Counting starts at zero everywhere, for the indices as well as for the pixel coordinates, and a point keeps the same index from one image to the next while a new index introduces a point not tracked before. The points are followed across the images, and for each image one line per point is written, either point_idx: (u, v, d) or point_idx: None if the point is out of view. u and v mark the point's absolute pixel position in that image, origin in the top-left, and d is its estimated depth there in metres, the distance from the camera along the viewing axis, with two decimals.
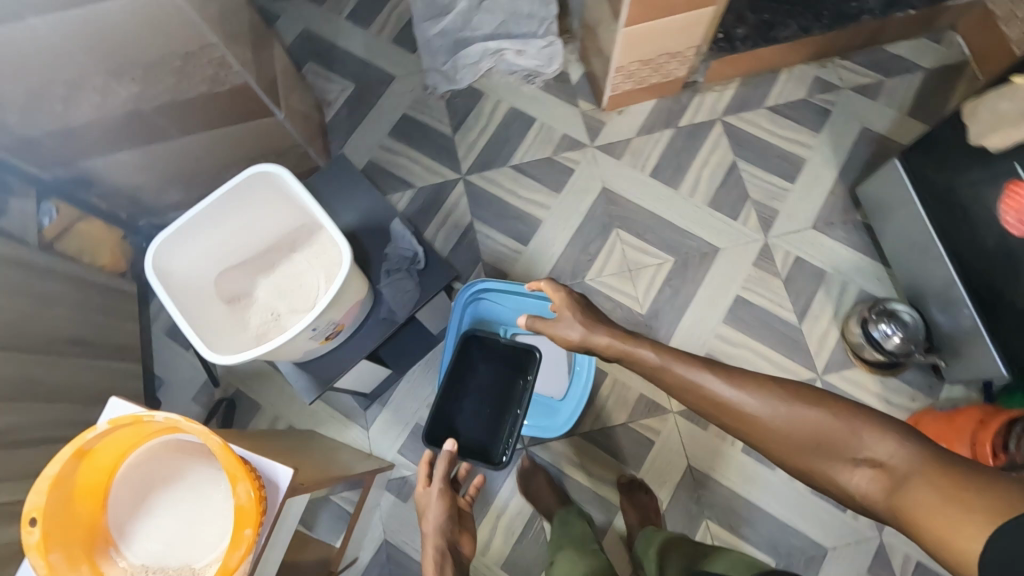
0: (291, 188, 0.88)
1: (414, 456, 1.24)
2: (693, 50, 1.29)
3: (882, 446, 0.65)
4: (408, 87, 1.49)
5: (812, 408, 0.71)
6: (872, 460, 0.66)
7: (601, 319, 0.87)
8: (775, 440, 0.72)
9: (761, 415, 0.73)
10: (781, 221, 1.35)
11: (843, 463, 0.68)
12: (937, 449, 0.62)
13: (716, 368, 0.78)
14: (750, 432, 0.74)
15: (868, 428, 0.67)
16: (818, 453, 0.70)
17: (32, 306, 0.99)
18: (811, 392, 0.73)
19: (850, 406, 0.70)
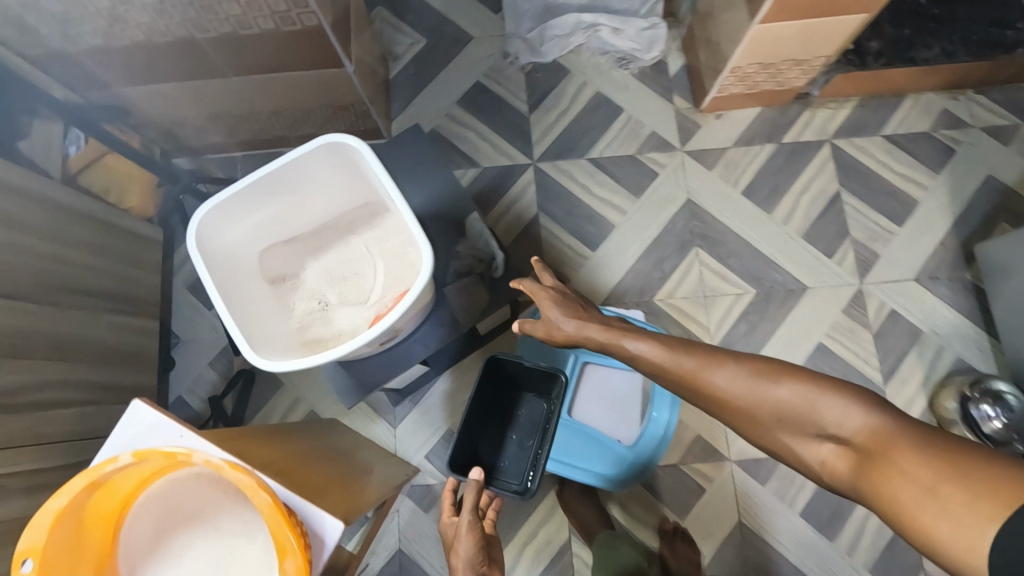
0: (362, 162, 0.75)
1: (441, 464, 1.13)
2: (821, 60, 1.13)
3: (848, 420, 0.54)
4: (486, 51, 1.33)
5: (774, 382, 0.60)
6: (837, 436, 0.55)
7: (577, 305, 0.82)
8: (741, 421, 0.63)
9: (722, 390, 0.63)
10: (880, 267, 1.21)
11: (804, 439, 0.58)
12: (908, 423, 0.51)
13: (675, 345, 0.70)
14: (715, 409, 0.65)
15: (828, 397, 0.56)
16: (780, 430, 0.59)
17: (46, 248, 0.86)
18: (774, 361, 0.62)
19: (813, 375, 0.59)
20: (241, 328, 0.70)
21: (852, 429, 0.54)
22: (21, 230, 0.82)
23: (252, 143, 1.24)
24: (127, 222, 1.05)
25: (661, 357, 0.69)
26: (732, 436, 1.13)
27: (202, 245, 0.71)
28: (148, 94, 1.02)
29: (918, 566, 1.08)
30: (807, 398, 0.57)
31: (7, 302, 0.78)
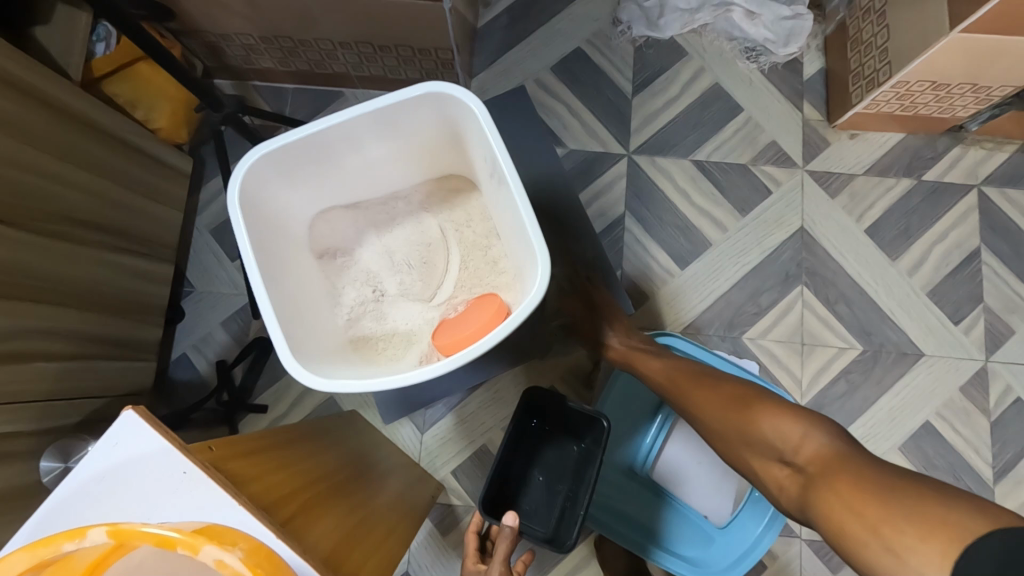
0: (461, 125, 0.58)
1: (469, 484, 0.98)
2: (1006, 89, 0.93)
3: (805, 445, 0.56)
4: (594, 13, 1.13)
5: (750, 409, 0.63)
6: (794, 458, 0.57)
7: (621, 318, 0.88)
8: (723, 444, 0.66)
9: (705, 406, 0.68)
10: (1013, 345, 1.02)
11: (766, 461, 0.60)
12: (860, 454, 0.52)
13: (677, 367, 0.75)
14: (699, 427, 0.69)
15: (791, 421, 0.59)
16: (748, 451, 0.62)
17: (45, 162, 0.69)
18: (756, 394, 0.65)
19: (786, 406, 0.61)
20: (284, 319, 0.54)
21: (809, 453, 0.56)
22: (15, 133, 0.65)
23: (308, 75, 1.06)
24: (150, 146, 0.87)
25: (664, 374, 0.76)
26: None
27: (248, 202, 0.55)
28: None
29: None
30: (775, 423, 0.60)
31: None
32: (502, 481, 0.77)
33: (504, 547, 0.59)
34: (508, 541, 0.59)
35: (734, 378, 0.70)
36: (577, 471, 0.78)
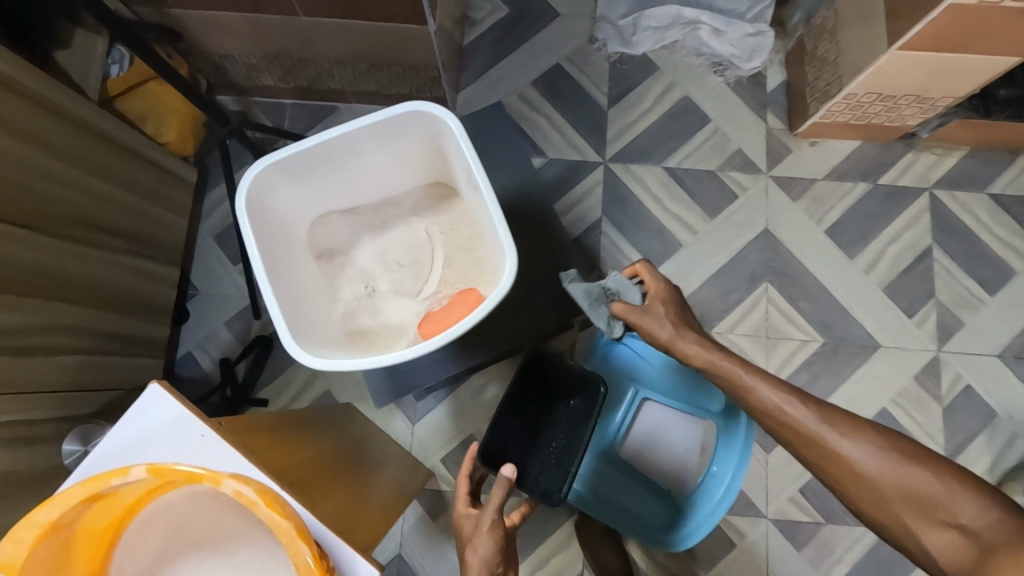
0: (443, 137, 0.65)
1: (457, 471, 1.05)
2: (947, 101, 1.01)
3: (984, 514, 0.50)
4: (572, 32, 1.21)
5: (907, 458, 0.55)
6: (967, 527, 0.50)
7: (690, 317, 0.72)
8: (856, 489, 0.56)
9: (849, 450, 0.56)
10: (963, 337, 1.10)
11: (925, 524, 0.53)
12: None
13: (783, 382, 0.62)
14: (832, 474, 0.58)
15: (960, 483, 0.52)
16: (901, 508, 0.54)
17: (65, 174, 0.76)
18: (906, 440, 0.57)
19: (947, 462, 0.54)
20: (286, 311, 0.61)
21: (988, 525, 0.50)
22: (38, 147, 0.72)
23: (306, 91, 1.14)
24: (158, 158, 0.94)
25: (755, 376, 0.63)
26: (772, 493, 1.04)
27: (254, 207, 0.62)
28: (205, 19, 0.91)
29: None
30: (941, 481, 0.53)
31: (22, 232, 0.70)
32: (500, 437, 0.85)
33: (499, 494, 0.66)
34: (504, 489, 0.66)
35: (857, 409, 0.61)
36: (568, 432, 0.84)
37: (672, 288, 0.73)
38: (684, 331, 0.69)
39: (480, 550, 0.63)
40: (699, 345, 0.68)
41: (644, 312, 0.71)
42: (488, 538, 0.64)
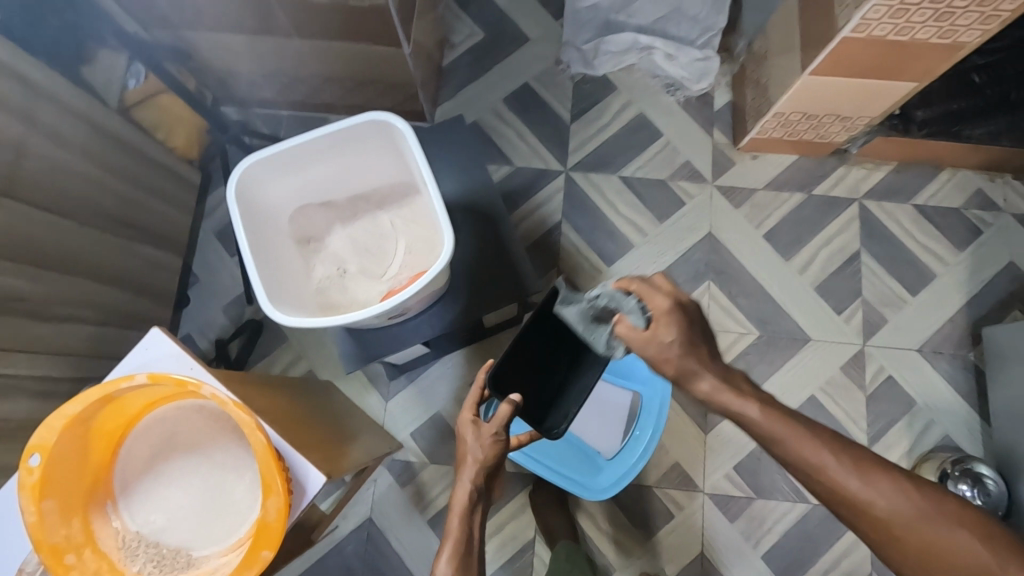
0: (400, 142, 0.77)
1: (424, 445, 1.16)
2: (865, 120, 1.14)
3: None
4: (541, 55, 1.35)
5: (953, 530, 0.56)
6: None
7: (705, 339, 0.68)
8: (897, 553, 0.58)
9: (892, 519, 0.58)
10: (886, 332, 1.21)
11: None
12: None
13: (827, 439, 0.62)
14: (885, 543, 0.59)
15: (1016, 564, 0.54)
16: None
17: (87, 171, 0.89)
18: (945, 501, 0.58)
19: (989, 532, 0.56)
20: (266, 283, 0.73)
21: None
22: (65, 147, 0.85)
23: (301, 104, 1.28)
24: (168, 161, 1.08)
25: (789, 432, 0.62)
26: (709, 470, 1.15)
27: (242, 198, 0.74)
28: (212, 41, 1.06)
29: None
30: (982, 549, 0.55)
31: (51, 217, 0.83)
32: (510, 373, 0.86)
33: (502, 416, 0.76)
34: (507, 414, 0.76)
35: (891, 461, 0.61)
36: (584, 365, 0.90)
37: (678, 314, 0.68)
38: (704, 370, 0.66)
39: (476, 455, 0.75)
40: (724, 392, 0.65)
41: (655, 343, 0.67)
42: (488, 445, 0.76)
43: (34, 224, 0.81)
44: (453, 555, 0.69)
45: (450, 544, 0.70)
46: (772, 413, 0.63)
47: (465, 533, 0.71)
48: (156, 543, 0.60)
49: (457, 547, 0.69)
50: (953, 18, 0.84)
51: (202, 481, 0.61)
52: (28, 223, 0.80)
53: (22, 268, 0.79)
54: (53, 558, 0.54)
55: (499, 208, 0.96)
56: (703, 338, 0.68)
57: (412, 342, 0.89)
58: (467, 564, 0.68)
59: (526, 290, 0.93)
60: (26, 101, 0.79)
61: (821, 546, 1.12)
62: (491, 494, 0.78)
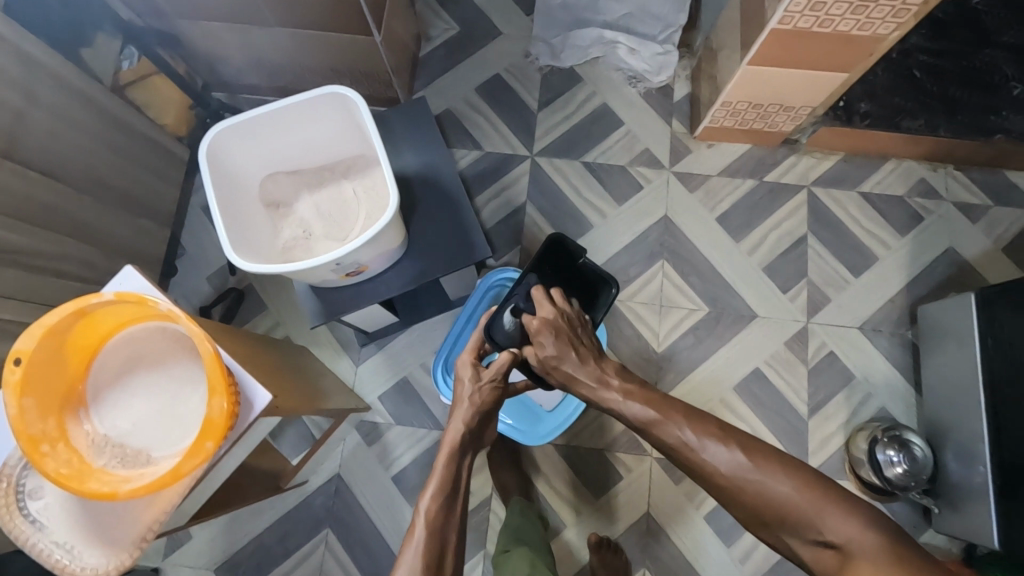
0: (358, 114, 0.85)
1: (391, 407, 1.24)
2: (808, 110, 1.22)
3: (845, 528, 0.66)
4: (511, 48, 1.43)
5: (780, 481, 0.70)
6: (840, 546, 0.66)
7: (578, 338, 0.85)
8: (743, 508, 0.73)
9: (733, 475, 0.72)
10: (829, 311, 1.29)
11: (804, 540, 0.69)
12: (893, 539, 0.64)
13: (681, 416, 0.78)
14: (736, 503, 0.73)
15: (836, 508, 0.68)
16: (780, 528, 0.70)
17: (81, 142, 0.98)
18: (775, 456, 0.73)
19: (813, 483, 0.70)
20: (232, 236, 0.82)
21: (856, 542, 0.65)
22: (62, 119, 0.94)
23: (285, 90, 1.37)
24: (159, 138, 1.17)
25: (649, 413, 0.79)
26: None
27: (214, 161, 0.83)
28: (201, 29, 1.15)
29: None
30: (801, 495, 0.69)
31: (46, 180, 0.92)
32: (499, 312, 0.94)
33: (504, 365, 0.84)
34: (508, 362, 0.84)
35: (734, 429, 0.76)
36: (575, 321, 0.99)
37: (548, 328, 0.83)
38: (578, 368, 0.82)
39: (474, 397, 0.81)
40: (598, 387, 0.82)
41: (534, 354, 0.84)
42: (487, 390, 0.83)
43: (31, 186, 0.89)
44: (439, 491, 0.73)
45: (436, 482, 0.74)
46: (632, 398, 0.80)
47: (453, 474, 0.76)
48: (121, 447, 0.61)
49: (444, 484, 0.74)
50: (868, 11, 0.92)
51: (167, 391, 0.63)
52: (25, 183, 0.88)
53: (19, 224, 0.88)
54: (29, 446, 0.55)
55: (456, 181, 1.00)
56: (576, 338, 0.85)
57: (371, 301, 0.96)
58: (452, 503, 0.73)
59: (479, 257, 0.98)
60: (27, 74, 0.88)
61: None
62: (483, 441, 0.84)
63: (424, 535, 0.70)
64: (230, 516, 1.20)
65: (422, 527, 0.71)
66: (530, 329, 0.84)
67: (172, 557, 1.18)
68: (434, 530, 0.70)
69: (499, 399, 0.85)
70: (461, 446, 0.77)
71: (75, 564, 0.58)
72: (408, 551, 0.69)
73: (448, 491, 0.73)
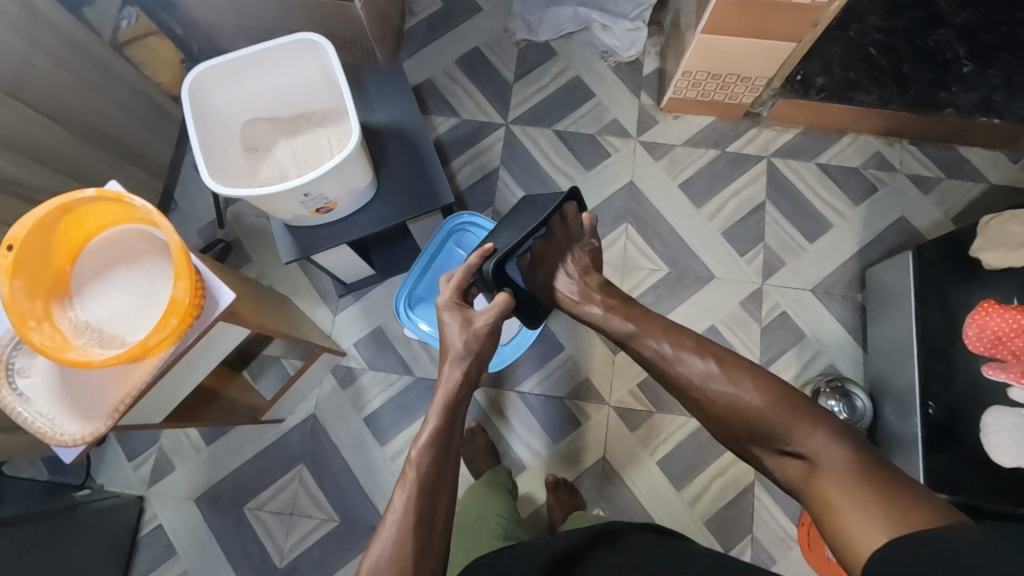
0: (329, 62, 0.93)
1: (366, 354, 1.32)
2: (763, 80, 1.29)
3: (815, 441, 0.67)
4: (491, 24, 1.51)
5: (753, 397, 0.74)
6: (807, 456, 0.67)
7: (572, 263, 1.00)
8: (720, 424, 0.77)
9: (707, 390, 0.77)
10: (783, 274, 1.35)
11: (774, 452, 0.72)
12: (865, 452, 0.65)
13: (661, 334, 0.85)
14: (708, 414, 0.78)
15: (806, 422, 0.69)
16: (754, 442, 0.74)
17: (80, 89, 1.07)
18: (755, 377, 0.76)
19: (789, 401, 0.72)
20: (208, 168, 0.89)
21: (823, 453, 0.66)
22: (62, 66, 1.03)
23: None
24: (154, 96, 1.26)
25: (630, 327, 0.88)
26: (615, 385, 1.31)
27: (195, 100, 0.91)
28: None
29: (749, 529, 1.23)
30: (770, 408, 0.72)
31: (47, 121, 1.01)
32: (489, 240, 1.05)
33: (500, 305, 0.88)
34: (506, 303, 0.88)
35: (720, 350, 0.81)
36: None
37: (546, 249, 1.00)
38: (564, 280, 0.99)
39: (468, 344, 0.83)
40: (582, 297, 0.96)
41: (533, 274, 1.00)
42: (480, 336, 0.85)
43: (33, 126, 0.98)
44: (432, 441, 0.71)
45: (431, 430, 0.73)
46: (612, 314, 0.91)
47: (446, 422, 0.74)
48: (100, 332, 0.69)
49: (437, 433, 0.72)
50: None
51: (141, 287, 0.71)
52: (27, 120, 0.97)
53: (22, 159, 0.97)
54: (18, 320, 0.63)
55: (424, 133, 1.08)
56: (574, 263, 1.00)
57: (341, 240, 1.03)
58: (447, 450, 0.71)
59: (443, 203, 1.05)
60: (30, 23, 0.97)
61: (710, 456, 1.26)
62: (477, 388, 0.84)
63: (418, 483, 0.67)
64: (212, 451, 1.28)
65: (414, 472, 0.68)
66: (537, 252, 1.00)
67: (156, 487, 1.26)
68: (429, 475, 0.68)
69: (491, 345, 0.87)
70: (456, 393, 0.77)
71: (55, 432, 0.66)
72: (400, 496, 0.66)
73: (442, 441, 0.71)
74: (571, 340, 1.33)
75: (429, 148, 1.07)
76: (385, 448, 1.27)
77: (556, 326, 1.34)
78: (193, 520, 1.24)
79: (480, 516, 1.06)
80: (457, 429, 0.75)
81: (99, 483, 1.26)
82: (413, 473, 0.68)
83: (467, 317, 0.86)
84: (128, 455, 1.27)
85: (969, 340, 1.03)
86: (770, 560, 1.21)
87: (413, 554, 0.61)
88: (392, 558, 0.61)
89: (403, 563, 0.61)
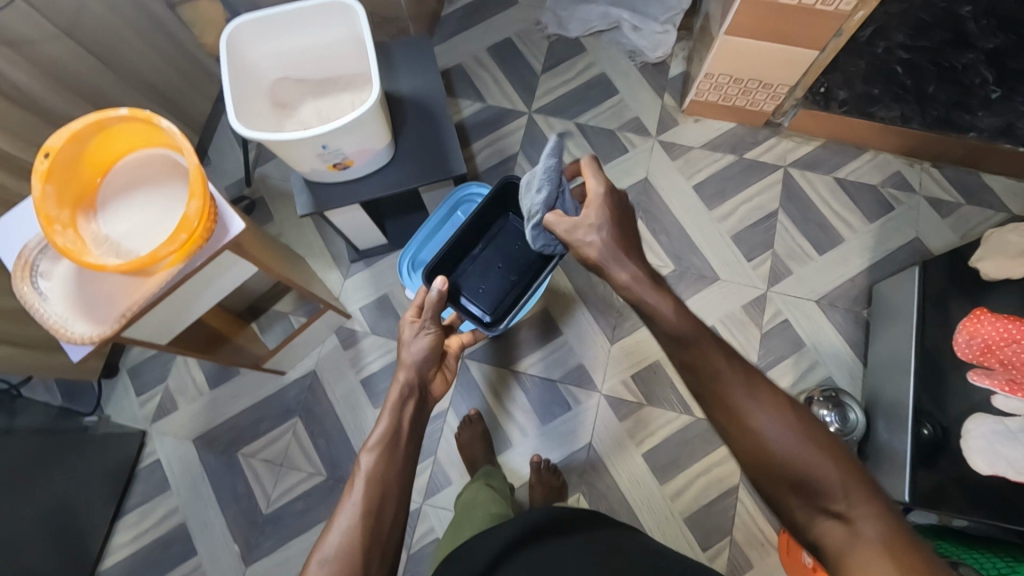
0: (360, 27, 0.99)
1: (369, 318, 1.36)
2: (784, 88, 1.30)
3: (862, 508, 0.55)
4: (525, 16, 1.56)
5: (807, 444, 0.59)
6: (851, 521, 0.55)
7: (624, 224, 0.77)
8: (751, 459, 0.61)
9: (758, 414, 0.62)
10: (789, 282, 1.35)
11: (812, 508, 0.58)
12: (910, 535, 0.54)
13: (725, 355, 0.66)
14: (734, 435, 0.63)
15: (858, 487, 0.57)
16: (789, 493, 0.59)
17: (131, 39, 1.15)
18: (811, 423, 0.61)
19: (844, 456, 0.59)
20: (236, 113, 0.95)
21: (865, 521, 0.55)
22: (116, 15, 1.10)
23: None
24: (199, 53, 1.33)
25: (692, 333, 0.67)
26: (608, 373, 1.32)
27: (231, 50, 0.97)
28: None
29: (727, 530, 1.22)
30: (819, 457, 0.58)
31: (95, 62, 1.08)
32: (440, 256, 1.08)
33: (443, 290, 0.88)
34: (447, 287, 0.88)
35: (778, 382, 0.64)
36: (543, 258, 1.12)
37: (608, 197, 0.76)
38: (622, 261, 0.74)
39: (417, 353, 0.81)
40: (644, 283, 0.72)
41: (596, 237, 0.75)
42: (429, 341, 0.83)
43: (82, 64, 1.06)
44: (381, 441, 0.69)
45: (383, 433, 0.70)
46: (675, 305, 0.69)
47: (394, 428, 0.71)
48: (117, 245, 0.74)
49: (388, 432, 0.70)
50: None
51: (160, 209, 0.76)
52: (77, 60, 1.05)
53: (66, 93, 1.04)
54: (45, 223, 0.68)
55: (443, 105, 1.13)
56: (626, 222, 0.77)
57: (354, 198, 1.08)
58: (397, 450, 0.69)
59: (454, 172, 1.08)
60: None
61: (696, 454, 1.26)
62: (429, 398, 0.82)
63: (363, 486, 0.65)
64: (213, 396, 1.33)
65: (360, 480, 0.66)
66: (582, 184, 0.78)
67: (158, 424, 1.32)
68: (380, 475, 0.66)
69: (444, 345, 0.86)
70: (400, 399, 0.75)
71: (68, 330, 0.71)
72: (349, 501, 0.64)
73: (393, 441, 0.70)
74: (571, 327, 1.35)
75: (448, 122, 1.12)
76: (377, 411, 1.30)
77: (556, 309, 1.36)
78: (188, 459, 1.30)
79: (472, 505, 1.06)
80: (405, 433, 0.72)
81: (107, 414, 1.32)
82: (363, 475, 0.66)
83: (422, 327, 0.85)
84: (137, 391, 1.34)
85: (960, 345, 1.05)
86: (746, 563, 1.20)
87: (358, 557, 0.60)
88: (347, 552, 0.60)
89: (352, 552, 0.60)
